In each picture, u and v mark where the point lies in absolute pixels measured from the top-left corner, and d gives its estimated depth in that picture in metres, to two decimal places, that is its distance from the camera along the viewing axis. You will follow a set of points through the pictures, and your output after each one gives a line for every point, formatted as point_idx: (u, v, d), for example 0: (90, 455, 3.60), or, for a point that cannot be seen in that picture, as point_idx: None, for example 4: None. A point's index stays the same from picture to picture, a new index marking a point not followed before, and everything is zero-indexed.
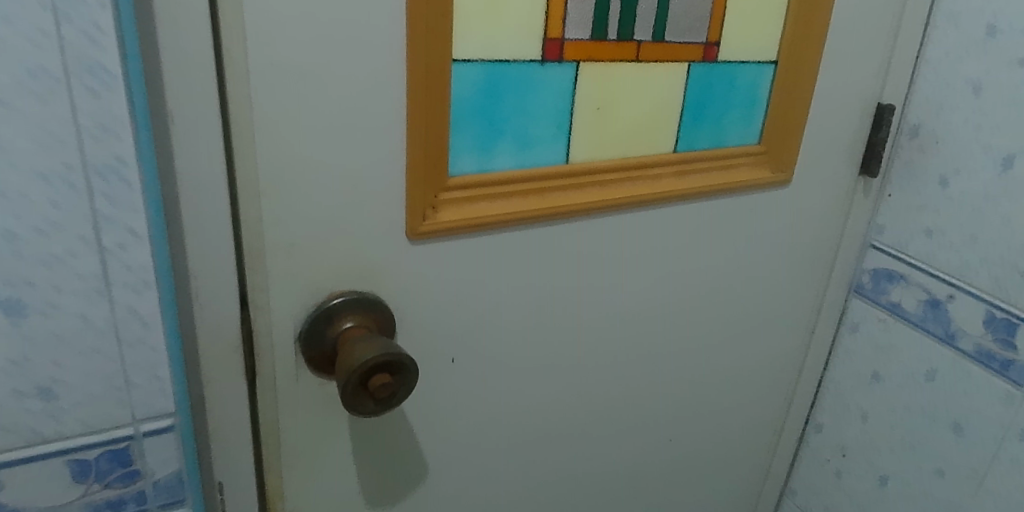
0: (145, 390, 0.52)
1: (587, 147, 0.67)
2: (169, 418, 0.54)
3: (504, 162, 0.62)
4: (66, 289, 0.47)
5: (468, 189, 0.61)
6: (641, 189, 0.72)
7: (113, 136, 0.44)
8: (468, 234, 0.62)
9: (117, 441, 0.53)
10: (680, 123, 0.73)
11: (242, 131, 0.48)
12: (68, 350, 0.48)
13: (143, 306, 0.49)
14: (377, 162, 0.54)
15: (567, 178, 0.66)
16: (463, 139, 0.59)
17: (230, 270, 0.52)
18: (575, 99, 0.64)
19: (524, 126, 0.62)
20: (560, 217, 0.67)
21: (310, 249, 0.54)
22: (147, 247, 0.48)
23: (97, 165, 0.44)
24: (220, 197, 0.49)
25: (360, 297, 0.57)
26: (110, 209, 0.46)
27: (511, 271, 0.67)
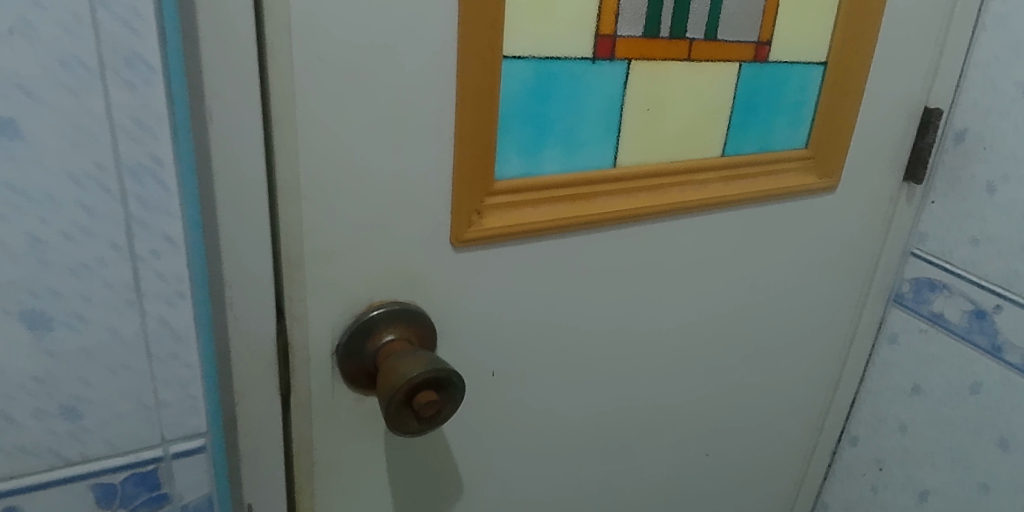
0: (175, 393, 0.50)
1: (636, 151, 0.64)
2: (199, 439, 0.52)
3: (552, 165, 0.59)
4: (95, 301, 0.45)
5: (515, 194, 0.57)
6: (689, 195, 0.68)
7: (148, 133, 0.43)
8: (514, 241, 0.59)
9: (145, 463, 0.51)
10: (730, 125, 0.69)
11: (284, 130, 0.45)
12: (97, 366, 0.47)
13: (176, 319, 0.48)
14: (425, 164, 0.51)
15: (615, 183, 0.63)
16: (511, 142, 0.56)
17: (267, 279, 0.48)
18: (627, 100, 0.61)
19: (573, 128, 0.59)
20: (607, 223, 0.64)
21: (351, 257, 0.51)
22: (182, 256, 0.47)
23: (131, 165, 0.43)
24: (261, 199, 0.46)
25: (401, 308, 0.54)
26: (144, 213, 0.44)
27: (554, 279, 0.63)
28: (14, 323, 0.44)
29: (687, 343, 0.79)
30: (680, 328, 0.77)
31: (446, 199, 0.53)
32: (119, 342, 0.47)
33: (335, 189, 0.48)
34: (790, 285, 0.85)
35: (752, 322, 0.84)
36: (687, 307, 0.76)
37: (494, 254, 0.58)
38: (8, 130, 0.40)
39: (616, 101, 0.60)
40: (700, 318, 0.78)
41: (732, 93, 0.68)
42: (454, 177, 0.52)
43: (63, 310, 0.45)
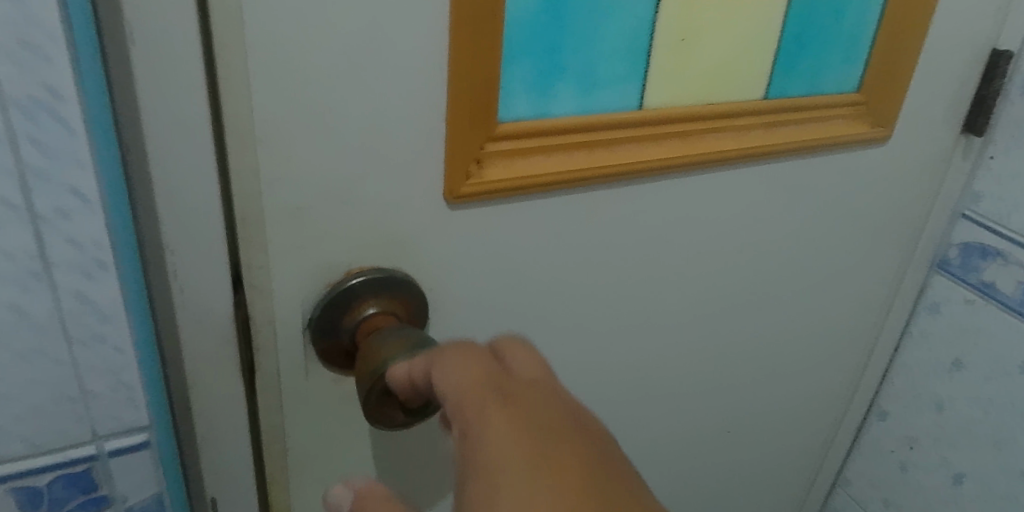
0: (104, 374, 0.42)
1: (667, 91, 0.54)
2: (143, 433, 0.45)
3: (567, 106, 0.49)
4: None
5: (523, 139, 0.48)
6: (727, 143, 0.59)
7: (39, 57, 0.32)
8: (521, 196, 0.50)
9: (76, 463, 0.44)
10: (780, 62, 0.58)
11: (229, 58, 0.35)
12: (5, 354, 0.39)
13: (98, 294, 0.39)
14: (413, 103, 0.41)
15: (642, 128, 0.53)
16: (518, 75, 0.46)
17: (218, 243, 0.39)
18: (659, 28, 0.50)
19: (593, 61, 0.49)
20: (631, 176, 0.54)
21: (321, 215, 0.42)
22: (99, 217, 0.37)
23: (15, 97, 0.33)
24: (205, 149, 0.36)
25: (384, 277, 0.45)
26: (41, 162, 0.35)
27: (566, 240, 0.55)
28: None
29: (710, 311, 0.71)
30: (702, 295, 0.69)
31: (439, 144, 0.43)
32: (27, 320, 0.38)
33: (298, 135, 0.38)
34: (828, 249, 0.76)
35: (783, 289, 0.75)
36: (713, 271, 0.67)
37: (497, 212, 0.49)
38: None
39: (646, 29, 0.50)
40: (726, 283, 0.70)
41: (786, 22, 0.57)
42: (448, 118, 0.43)
43: None
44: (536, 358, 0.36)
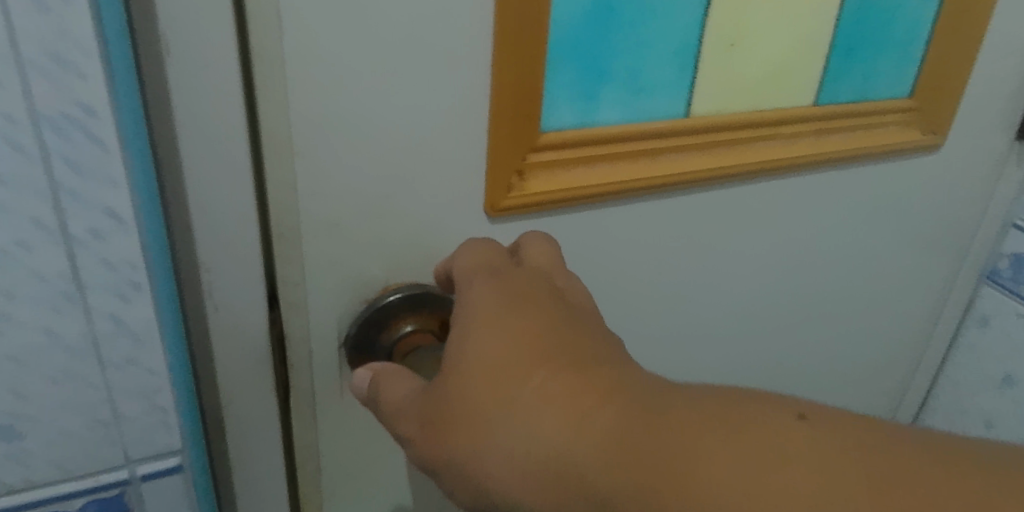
0: (137, 399, 0.39)
1: (716, 97, 0.51)
2: (175, 457, 0.43)
3: (611, 114, 0.47)
4: (23, 297, 0.35)
5: (566, 149, 0.46)
6: (777, 150, 0.56)
7: (73, 73, 0.31)
8: (563, 208, 0.48)
9: (107, 487, 0.42)
10: (836, 64, 0.55)
11: (266, 65, 0.33)
12: (35, 377, 0.37)
13: (132, 316, 0.37)
14: (458, 111, 0.39)
15: (689, 136, 0.51)
16: (563, 81, 0.44)
17: (255, 260, 0.37)
18: (710, 30, 0.48)
19: (640, 66, 0.46)
20: (676, 186, 0.52)
21: (359, 229, 0.39)
22: (133, 237, 0.35)
23: (49, 115, 0.31)
24: (241, 161, 0.34)
25: (422, 295, 0.42)
26: (75, 181, 0.33)
27: (610, 246, 0.53)
28: None
29: (752, 321, 0.68)
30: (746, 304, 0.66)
31: (482, 155, 0.41)
32: (58, 341, 0.36)
33: (338, 145, 0.36)
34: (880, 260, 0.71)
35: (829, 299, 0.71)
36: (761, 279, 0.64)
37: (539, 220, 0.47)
38: None
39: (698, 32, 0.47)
40: (772, 293, 0.67)
41: (843, 24, 0.53)
42: (492, 127, 0.40)
43: None
44: (551, 249, 0.41)
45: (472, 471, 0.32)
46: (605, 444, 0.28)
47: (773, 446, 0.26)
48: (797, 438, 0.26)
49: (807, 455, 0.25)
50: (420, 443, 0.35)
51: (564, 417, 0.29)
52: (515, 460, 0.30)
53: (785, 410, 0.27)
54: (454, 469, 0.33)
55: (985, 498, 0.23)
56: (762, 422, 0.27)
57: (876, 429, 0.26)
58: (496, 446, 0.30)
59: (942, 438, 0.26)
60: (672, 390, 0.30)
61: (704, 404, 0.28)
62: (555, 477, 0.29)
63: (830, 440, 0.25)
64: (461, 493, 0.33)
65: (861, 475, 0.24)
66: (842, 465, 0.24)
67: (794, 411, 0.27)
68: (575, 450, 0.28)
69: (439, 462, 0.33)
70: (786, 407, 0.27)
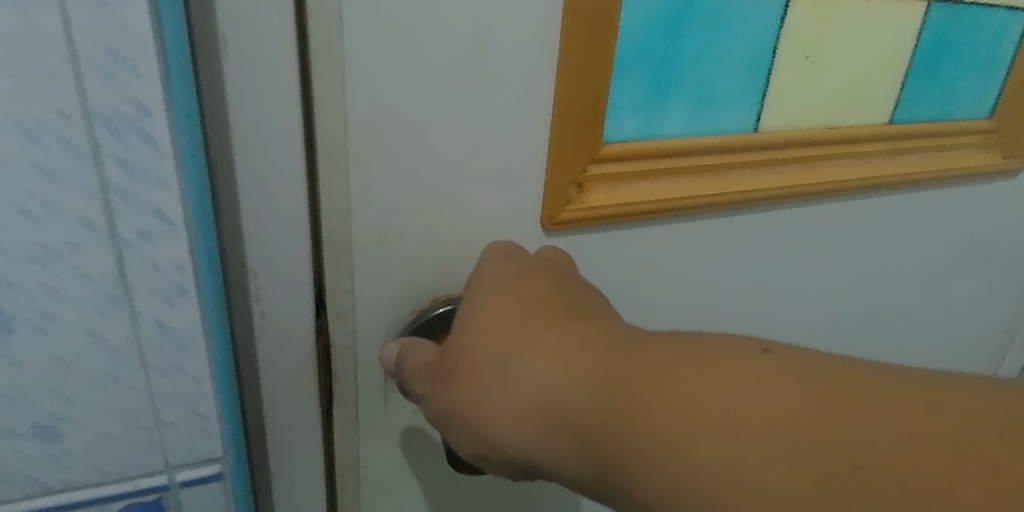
0: (183, 433, 0.35)
1: (800, 108, 0.45)
2: (217, 464, 0.37)
3: (683, 127, 0.42)
4: (62, 305, 0.30)
5: (629, 162, 0.41)
6: (867, 170, 0.49)
7: (127, 68, 0.26)
8: (624, 224, 0.43)
9: (146, 492, 0.37)
10: (938, 77, 0.48)
11: (325, 68, 0.32)
12: (74, 402, 0.32)
13: (177, 319, 0.32)
14: (520, 120, 0.37)
15: (768, 150, 0.45)
16: (631, 88, 0.39)
17: (303, 266, 0.36)
18: (793, 35, 0.42)
19: (715, 72, 0.41)
20: (750, 205, 0.47)
21: (411, 238, 0.38)
22: (184, 241, 0.30)
23: (105, 111, 0.26)
24: (295, 166, 0.33)
25: None
26: (124, 178, 0.28)
27: (682, 271, 0.48)
28: None
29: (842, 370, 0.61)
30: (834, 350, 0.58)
31: (543, 165, 0.39)
32: (105, 350, 0.31)
33: (393, 153, 0.35)
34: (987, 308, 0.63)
35: (927, 346, 0.63)
36: (850, 320, 0.58)
37: (603, 237, 0.43)
38: None
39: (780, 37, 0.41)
40: None
41: (954, 32, 0.46)
42: (555, 137, 0.38)
43: (25, 308, 0.29)
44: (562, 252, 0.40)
45: (476, 422, 0.33)
46: (589, 385, 0.29)
47: (740, 381, 0.25)
48: (762, 371, 0.25)
49: (772, 389, 0.25)
50: (431, 400, 0.36)
51: (556, 364, 0.30)
52: (513, 409, 0.31)
53: (751, 346, 0.27)
54: (460, 421, 0.34)
55: (936, 417, 0.22)
56: (726, 356, 0.26)
57: (838, 359, 0.26)
58: (497, 396, 0.31)
59: (900, 365, 0.26)
60: (650, 333, 0.30)
61: (676, 341, 0.28)
62: (549, 423, 0.30)
63: (795, 373, 0.25)
64: (468, 444, 0.34)
65: (823, 405, 0.24)
66: (804, 394, 0.24)
67: (759, 346, 0.27)
68: (565, 394, 0.29)
69: (447, 415, 0.34)
70: (752, 342, 0.27)
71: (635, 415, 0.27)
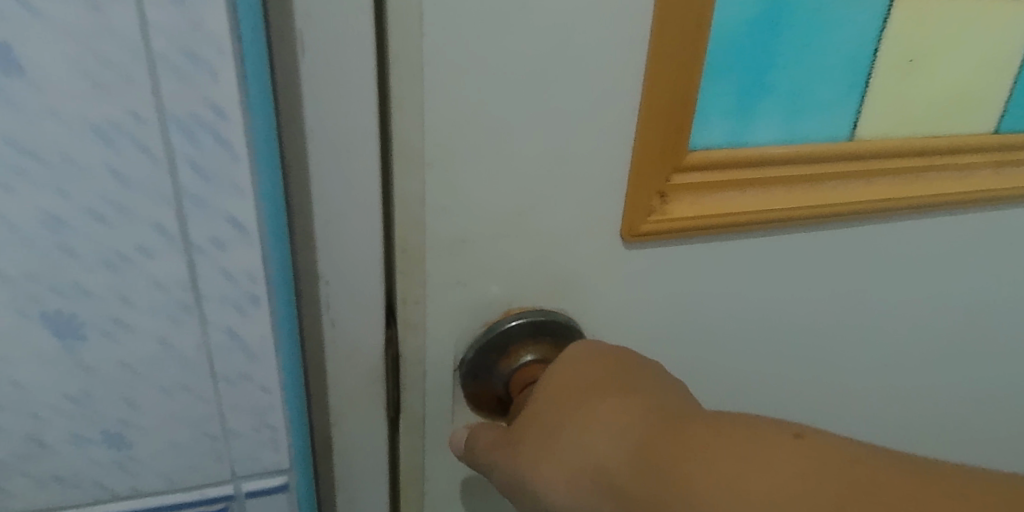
0: (249, 444, 0.34)
1: (916, 112, 0.38)
2: (283, 476, 0.36)
3: (786, 132, 0.36)
4: (133, 313, 0.29)
5: (720, 171, 0.36)
6: (1004, 183, 0.42)
7: (204, 70, 0.25)
8: (716, 240, 0.38)
9: (211, 502, 0.36)
10: None
11: (404, 67, 0.29)
12: (143, 408, 0.32)
13: (247, 328, 0.31)
14: (610, 122, 0.33)
15: (878, 158, 0.39)
16: (724, 86, 0.34)
17: (375, 276, 0.33)
18: (907, 29, 0.35)
19: (827, 70, 0.35)
20: (863, 221, 0.40)
21: (488, 248, 0.35)
22: (255, 249, 0.29)
23: (180, 115, 0.25)
24: (369, 169, 0.31)
25: (545, 320, 0.37)
26: (197, 184, 0.27)
27: (782, 297, 0.42)
28: (34, 328, 0.28)
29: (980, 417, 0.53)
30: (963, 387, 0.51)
31: (626, 172, 0.35)
32: (174, 358, 0.31)
33: (472, 156, 0.32)
34: None
35: None
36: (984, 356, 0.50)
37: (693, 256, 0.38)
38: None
39: (893, 29, 0.35)
40: None
41: None
42: (639, 140, 0.34)
43: (97, 314, 0.29)
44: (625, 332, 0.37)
45: (531, 494, 0.31)
46: (633, 463, 0.27)
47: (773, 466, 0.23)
48: (786, 460, 0.23)
49: (805, 478, 0.22)
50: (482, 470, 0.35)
51: (606, 435, 0.29)
52: (568, 483, 0.29)
53: (782, 429, 0.24)
54: (518, 494, 0.32)
55: None
56: (755, 437, 0.24)
57: (879, 453, 0.23)
58: (538, 461, 0.30)
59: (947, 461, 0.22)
60: (688, 407, 0.29)
61: (709, 419, 0.26)
62: (600, 498, 0.28)
63: (824, 459, 0.23)
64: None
65: (856, 501, 0.21)
66: (830, 483, 0.22)
67: (791, 430, 0.24)
68: (614, 467, 0.27)
69: (507, 485, 0.33)
70: (784, 426, 0.25)
71: (673, 497, 0.25)
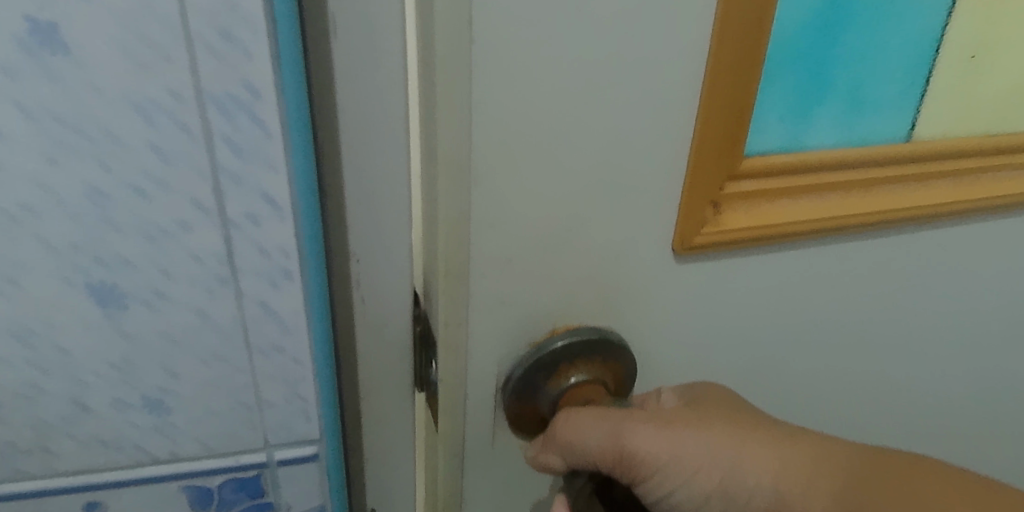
0: (282, 413, 0.35)
1: (977, 107, 0.36)
2: (313, 445, 0.37)
3: (837, 137, 0.33)
4: (177, 280, 0.30)
5: (774, 176, 0.32)
6: None
7: (240, 51, 0.25)
8: (770, 250, 0.34)
9: (245, 469, 0.37)
10: None
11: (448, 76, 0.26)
12: (182, 375, 0.33)
13: (282, 302, 0.32)
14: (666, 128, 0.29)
15: (939, 158, 0.36)
16: (777, 89, 0.30)
17: (407, 260, 0.33)
18: (967, 21, 0.32)
19: (883, 68, 0.32)
20: (923, 225, 0.37)
21: (530, 267, 0.31)
22: (290, 224, 0.30)
23: (217, 94, 0.26)
24: (403, 155, 0.30)
25: (600, 339, 0.33)
26: (234, 162, 0.28)
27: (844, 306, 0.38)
28: (79, 297, 0.30)
29: None
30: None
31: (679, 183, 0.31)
32: (212, 328, 0.32)
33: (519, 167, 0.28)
34: None
35: None
36: None
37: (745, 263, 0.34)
38: (47, 40, 0.24)
39: (958, 17, 0.32)
40: None
41: None
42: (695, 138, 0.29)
43: (138, 285, 0.30)
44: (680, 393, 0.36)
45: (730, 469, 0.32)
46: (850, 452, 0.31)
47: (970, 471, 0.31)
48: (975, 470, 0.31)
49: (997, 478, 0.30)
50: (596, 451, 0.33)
51: (803, 437, 0.32)
52: (780, 463, 0.32)
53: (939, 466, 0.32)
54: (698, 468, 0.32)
55: None
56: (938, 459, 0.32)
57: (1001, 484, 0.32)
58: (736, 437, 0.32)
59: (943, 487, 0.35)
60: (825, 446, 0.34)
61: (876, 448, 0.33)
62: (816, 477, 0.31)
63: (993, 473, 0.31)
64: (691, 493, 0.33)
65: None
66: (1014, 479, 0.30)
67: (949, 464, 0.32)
68: (833, 451, 0.31)
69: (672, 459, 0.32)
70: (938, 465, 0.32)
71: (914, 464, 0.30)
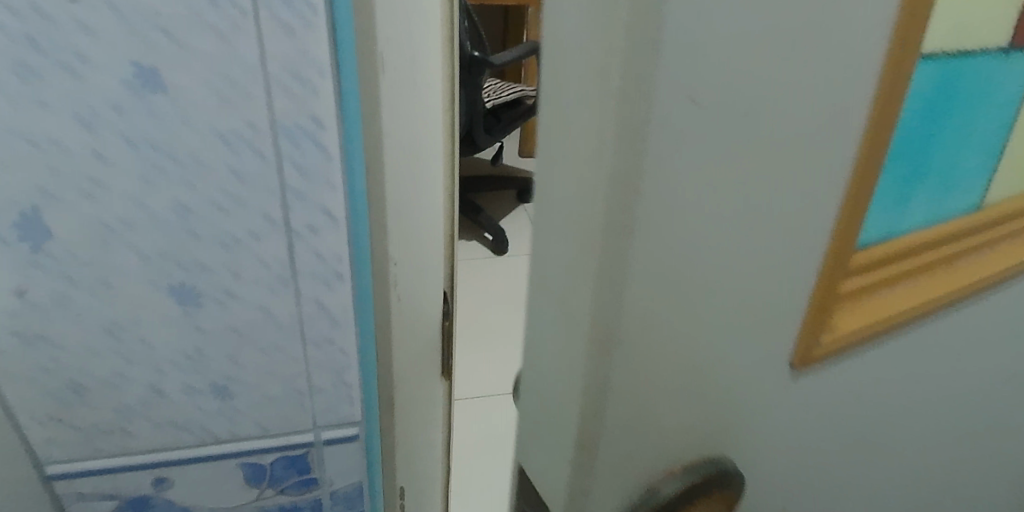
0: (330, 398, 0.40)
1: None
2: (355, 427, 0.42)
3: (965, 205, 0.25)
4: (246, 281, 0.35)
5: (896, 257, 0.22)
6: None
7: (308, 89, 0.30)
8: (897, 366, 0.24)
9: (295, 447, 0.42)
10: None
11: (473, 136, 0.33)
12: (245, 363, 0.38)
13: (334, 301, 0.36)
14: None
15: None
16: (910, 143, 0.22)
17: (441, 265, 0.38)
18: None
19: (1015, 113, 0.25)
20: None
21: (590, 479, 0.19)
22: (345, 233, 0.34)
23: (288, 124, 0.31)
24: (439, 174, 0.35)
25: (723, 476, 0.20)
26: (299, 182, 0.32)
27: None
28: (162, 296, 0.34)
29: None
30: None
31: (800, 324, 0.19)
32: (273, 322, 0.37)
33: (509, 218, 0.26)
34: None
35: None
36: None
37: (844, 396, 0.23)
38: (149, 82, 0.29)
39: None
40: None
41: None
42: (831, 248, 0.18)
43: (212, 284, 0.35)
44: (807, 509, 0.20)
45: None
46: None
47: None
48: None
49: None
50: None
51: None
52: None
53: None
54: None
55: None
56: None
57: None
58: None
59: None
60: None
61: None
62: None
63: None
64: None
65: None
66: None
67: None
68: None
69: None
70: None
71: None
